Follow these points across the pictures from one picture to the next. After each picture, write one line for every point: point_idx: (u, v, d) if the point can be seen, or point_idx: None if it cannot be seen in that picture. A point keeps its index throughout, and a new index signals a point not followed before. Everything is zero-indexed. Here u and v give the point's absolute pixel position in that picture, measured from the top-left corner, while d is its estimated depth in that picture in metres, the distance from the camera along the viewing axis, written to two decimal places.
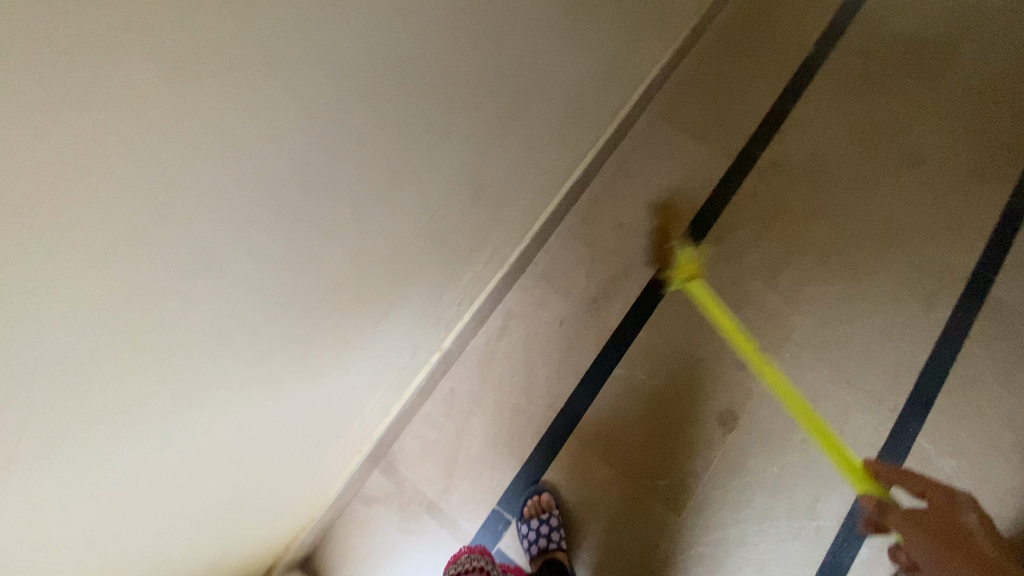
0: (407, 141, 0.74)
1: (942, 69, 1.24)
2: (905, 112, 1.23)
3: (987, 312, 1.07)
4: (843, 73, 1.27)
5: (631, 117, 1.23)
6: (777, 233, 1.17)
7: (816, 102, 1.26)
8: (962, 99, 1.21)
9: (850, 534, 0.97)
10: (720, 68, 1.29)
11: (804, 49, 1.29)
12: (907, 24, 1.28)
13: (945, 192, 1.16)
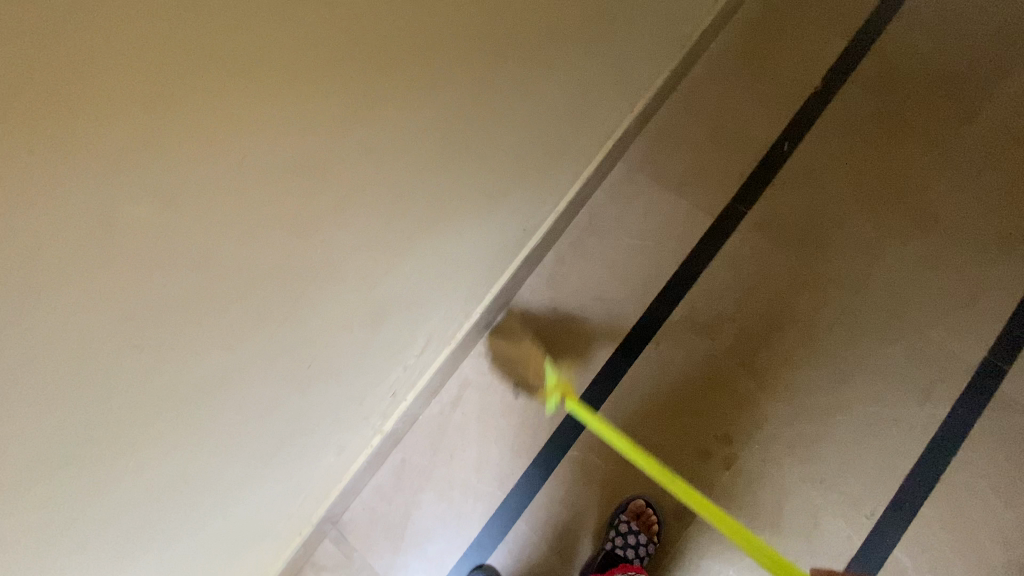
0: (316, 261, 0.67)
1: (968, 109, 1.08)
2: (927, 159, 1.07)
3: (992, 412, 0.95)
4: (848, 110, 1.12)
5: (605, 167, 1.11)
6: (760, 306, 1.06)
7: (822, 146, 1.11)
8: (994, 148, 1.05)
9: None
10: (709, 108, 1.15)
11: (807, 84, 1.14)
12: (938, 57, 1.11)
13: (965, 262, 1.02)
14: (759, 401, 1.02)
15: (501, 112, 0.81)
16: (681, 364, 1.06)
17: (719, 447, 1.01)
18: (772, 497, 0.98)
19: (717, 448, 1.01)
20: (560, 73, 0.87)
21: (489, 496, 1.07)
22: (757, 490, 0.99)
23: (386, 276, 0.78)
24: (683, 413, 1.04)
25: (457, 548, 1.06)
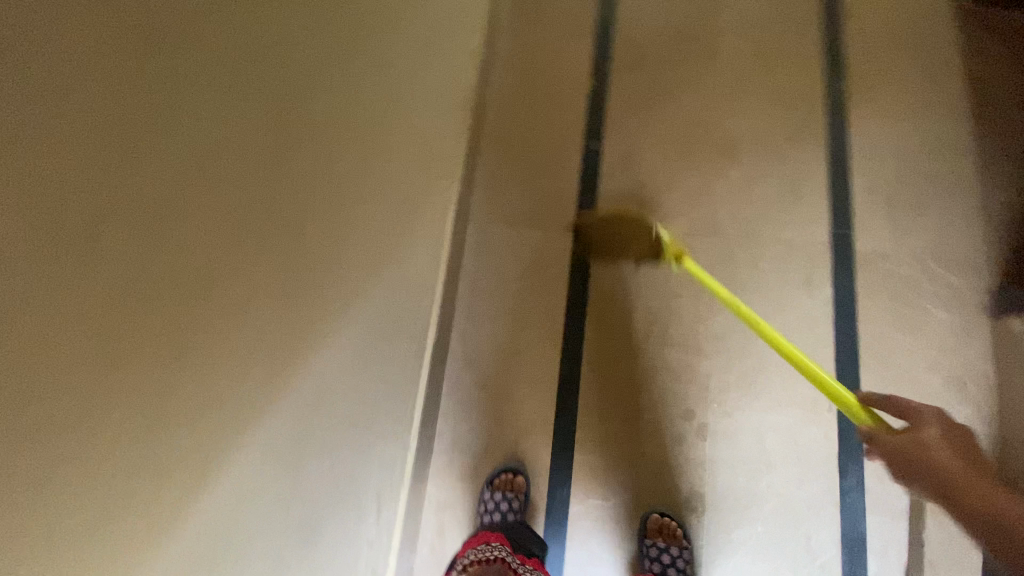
0: (214, 536, 0.58)
1: (710, 47, 1.25)
2: (704, 99, 1.22)
3: (859, 272, 1.10)
4: (625, 89, 1.24)
5: (457, 236, 1.13)
6: (651, 283, 1.12)
7: (622, 127, 1.22)
8: (745, 68, 1.23)
9: (853, 556, 0.99)
10: (516, 142, 1.23)
11: (582, 85, 1.25)
12: (666, 18, 1.28)
13: (776, 165, 1.16)
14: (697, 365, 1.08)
15: (329, 249, 0.77)
16: (618, 371, 1.09)
17: (689, 425, 1.06)
18: (754, 442, 1.04)
19: (688, 427, 1.06)
20: (370, 181, 0.86)
21: None
22: (738, 444, 1.04)
23: (298, 477, 0.72)
24: (645, 413, 1.07)
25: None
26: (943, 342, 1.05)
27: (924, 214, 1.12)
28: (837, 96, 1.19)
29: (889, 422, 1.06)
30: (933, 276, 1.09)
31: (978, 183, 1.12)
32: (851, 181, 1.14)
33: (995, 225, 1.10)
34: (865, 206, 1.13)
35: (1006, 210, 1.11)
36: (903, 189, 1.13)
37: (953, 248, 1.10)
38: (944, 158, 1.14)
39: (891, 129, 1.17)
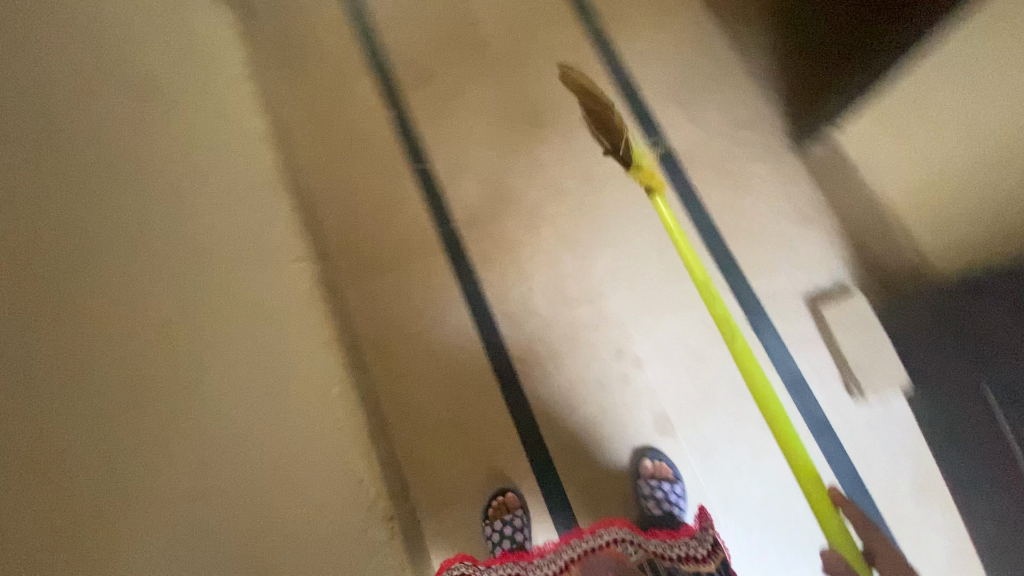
0: None
1: (477, 44, 1.35)
2: (494, 89, 1.32)
3: (686, 166, 1.23)
4: (425, 112, 1.32)
5: (341, 311, 1.15)
6: (530, 263, 1.20)
7: (438, 145, 1.29)
8: (513, 48, 1.34)
9: (800, 393, 1.10)
10: (351, 201, 1.25)
11: (385, 126, 1.31)
12: (429, 38, 1.37)
13: (582, 114, 1.28)
14: (605, 309, 1.17)
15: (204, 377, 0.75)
16: (543, 350, 1.15)
17: (623, 362, 1.14)
18: (679, 347, 1.14)
19: (623, 364, 1.14)
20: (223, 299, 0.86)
21: None
22: (668, 355, 1.14)
23: None
24: (586, 373, 1.14)
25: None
26: (776, 186, 1.21)
27: (710, 96, 1.28)
28: (598, 35, 1.34)
29: (779, 271, 1.15)
30: (742, 140, 1.24)
31: (736, 52, 1.31)
32: (643, 97, 1.28)
33: (765, 77, 1.28)
34: (663, 111, 1.27)
35: (766, 60, 1.29)
36: (685, 84, 1.29)
37: (745, 111, 1.26)
38: (702, 45, 1.32)
39: (652, 42, 1.33)
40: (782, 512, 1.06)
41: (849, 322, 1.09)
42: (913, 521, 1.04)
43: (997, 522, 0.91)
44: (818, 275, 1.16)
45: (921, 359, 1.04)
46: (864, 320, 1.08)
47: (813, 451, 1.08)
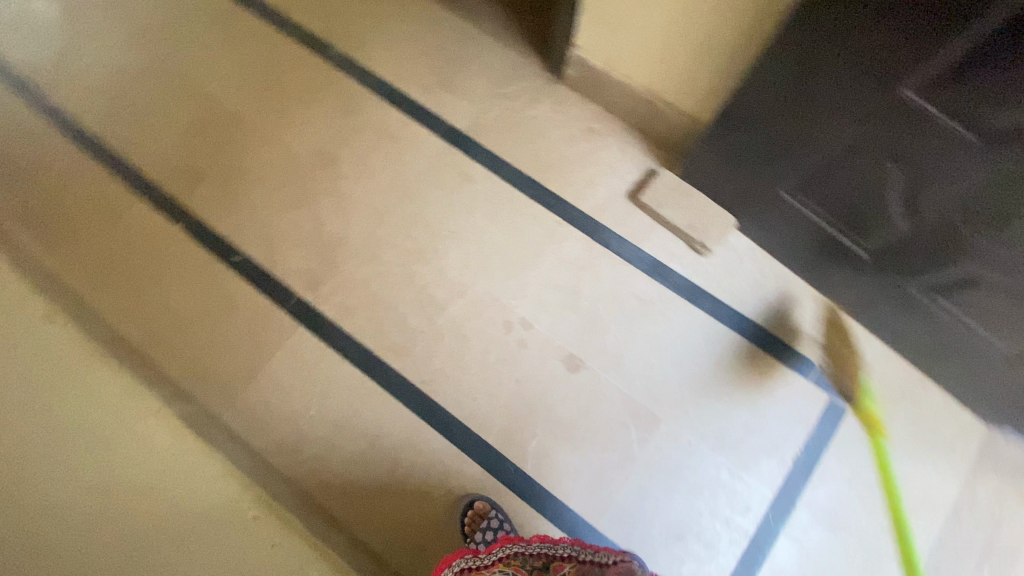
0: None
1: (236, 125, 1.33)
2: (273, 155, 1.30)
3: (478, 136, 1.30)
4: (216, 207, 1.27)
5: (230, 434, 1.09)
6: (386, 287, 1.19)
7: (244, 230, 1.24)
8: (272, 112, 1.34)
9: (663, 275, 1.22)
10: (182, 326, 1.16)
11: (180, 238, 1.24)
12: (185, 139, 1.32)
13: (363, 137, 1.30)
14: (474, 293, 1.20)
15: None
16: (440, 359, 1.16)
17: (514, 329, 1.18)
18: (552, 290, 1.21)
19: (515, 330, 1.18)
20: None
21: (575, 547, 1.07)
22: (547, 303, 1.20)
23: None
24: (487, 357, 1.17)
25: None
26: (557, 116, 1.31)
27: (466, 66, 1.35)
28: (344, 61, 1.37)
29: (595, 188, 1.27)
30: (512, 91, 1.33)
31: (469, 20, 1.39)
32: (412, 95, 1.33)
33: (502, 30, 1.38)
34: (434, 99, 1.32)
35: (498, 17, 1.40)
36: (440, 66, 1.35)
37: (501, 65, 1.35)
38: (438, 26, 1.39)
39: (393, 44, 1.37)
40: (702, 380, 1.15)
41: (666, 197, 1.23)
42: (801, 328, 1.16)
43: (839, 277, 1.10)
44: (627, 173, 1.27)
45: (725, 199, 1.18)
46: (676, 189, 1.23)
47: (698, 316, 1.18)
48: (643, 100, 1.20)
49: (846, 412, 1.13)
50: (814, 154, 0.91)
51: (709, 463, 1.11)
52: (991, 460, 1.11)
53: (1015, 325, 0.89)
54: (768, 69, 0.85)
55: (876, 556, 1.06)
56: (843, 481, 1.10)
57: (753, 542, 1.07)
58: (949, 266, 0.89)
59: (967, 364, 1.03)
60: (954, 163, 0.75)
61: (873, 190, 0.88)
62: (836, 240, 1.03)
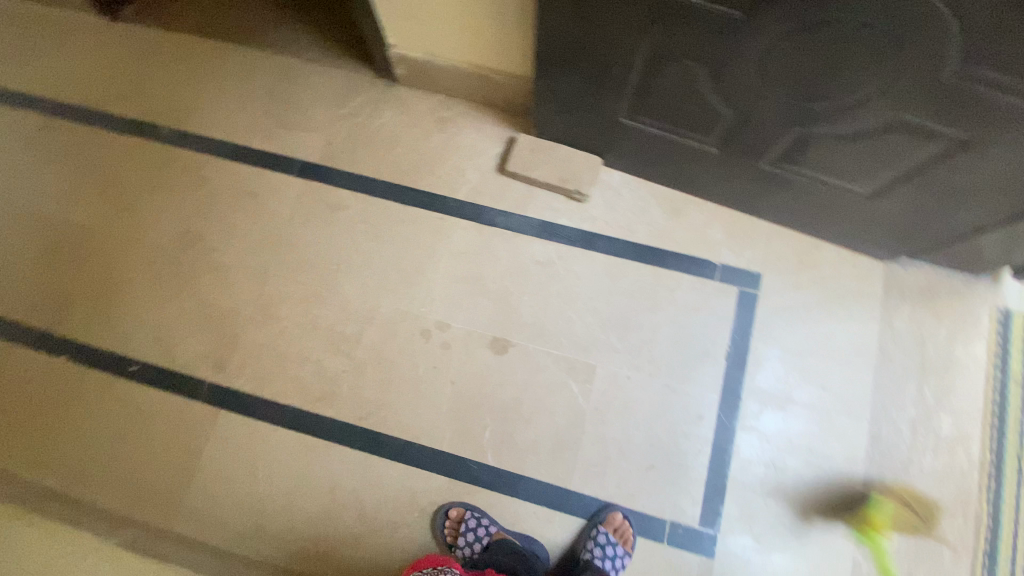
0: None
1: (88, 237, 1.27)
2: (137, 254, 1.25)
3: (334, 163, 1.27)
4: (97, 326, 1.21)
5: (191, 539, 1.07)
6: (293, 341, 1.17)
7: (134, 338, 1.20)
8: (120, 212, 1.28)
9: (554, 232, 1.24)
10: (107, 455, 1.13)
11: (73, 371, 1.18)
12: (39, 271, 1.25)
13: (222, 205, 1.27)
14: (381, 314, 1.18)
15: None
16: (369, 389, 1.14)
17: (430, 333, 1.17)
18: (454, 283, 1.20)
19: (431, 334, 1.17)
20: None
21: (559, 514, 1.08)
22: (454, 296, 1.19)
23: None
24: (414, 370, 1.14)
25: (618, 554, 1.03)
26: (403, 118, 1.30)
27: (299, 99, 1.32)
28: (176, 136, 1.32)
29: (463, 172, 1.26)
30: (352, 108, 1.31)
31: (286, 53, 1.36)
32: (257, 147, 1.30)
33: (322, 51, 1.35)
34: (280, 142, 1.30)
35: (314, 41, 1.37)
36: (274, 109, 1.32)
37: (332, 86, 1.32)
38: (257, 69, 1.35)
39: (220, 103, 1.34)
40: (622, 313, 1.19)
41: (531, 159, 1.25)
42: (694, 233, 1.22)
43: (706, 175, 1.13)
44: (489, 148, 1.27)
45: (583, 140, 1.20)
46: (538, 148, 1.25)
47: (598, 258, 1.22)
48: (474, 74, 1.20)
49: (759, 294, 1.17)
50: (626, 75, 0.93)
51: (653, 389, 1.14)
52: (898, 291, 1.16)
53: (858, 164, 0.93)
54: (548, 15, 0.87)
55: (829, 413, 1.12)
56: (778, 356, 1.14)
57: (716, 445, 1.11)
58: (781, 134, 0.93)
59: (838, 214, 1.08)
60: (734, 43, 0.78)
61: (688, 90, 0.91)
62: (685, 144, 1.06)
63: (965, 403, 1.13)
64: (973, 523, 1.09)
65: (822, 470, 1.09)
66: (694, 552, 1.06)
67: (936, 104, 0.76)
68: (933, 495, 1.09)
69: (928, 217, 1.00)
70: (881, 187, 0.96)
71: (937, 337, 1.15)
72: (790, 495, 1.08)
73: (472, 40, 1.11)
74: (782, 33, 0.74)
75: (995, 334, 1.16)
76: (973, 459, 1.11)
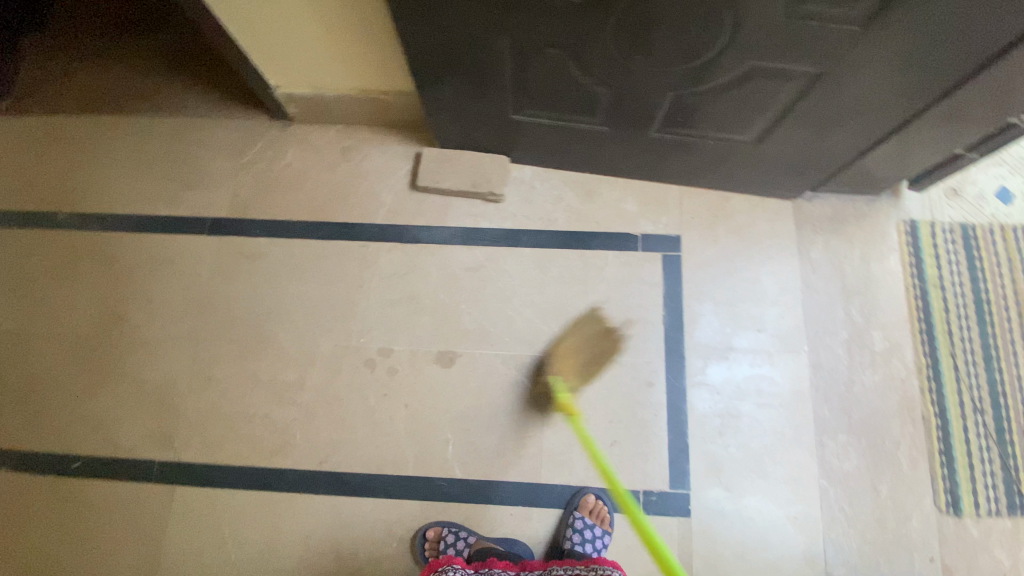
0: None
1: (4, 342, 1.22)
2: (61, 348, 1.21)
3: (245, 214, 1.26)
4: (31, 431, 1.16)
5: None
6: (239, 400, 1.15)
7: (73, 434, 1.16)
8: (34, 309, 1.24)
9: (477, 237, 1.25)
10: (67, 559, 1.09)
11: (15, 481, 1.14)
12: None
13: (140, 280, 1.24)
14: (322, 354, 1.17)
15: None
16: (324, 431, 1.13)
17: (375, 362, 1.16)
18: (389, 307, 1.19)
19: (376, 362, 1.16)
20: None
21: (535, 510, 1.09)
22: (391, 321, 1.19)
23: None
24: (366, 402, 1.14)
25: (597, 534, 1.05)
26: (306, 155, 1.29)
27: (197, 157, 1.30)
28: (77, 220, 1.28)
29: (376, 197, 1.26)
30: (252, 156, 1.29)
31: (174, 114, 1.33)
32: (164, 214, 1.27)
33: (211, 105, 1.33)
34: (186, 205, 1.28)
35: (196, 94, 1.33)
36: (173, 172, 1.30)
37: (228, 138, 1.31)
38: (149, 136, 1.32)
39: (116, 177, 1.30)
40: (560, 301, 1.21)
41: (440, 170, 1.25)
42: (610, 211, 1.25)
43: (607, 151, 1.16)
44: (398, 168, 1.28)
45: (483, 142, 1.22)
46: (445, 159, 1.26)
47: (526, 253, 1.24)
48: (364, 99, 1.20)
49: (682, 255, 1.22)
50: (499, 73, 0.95)
51: (601, 368, 1.16)
52: (809, 224, 1.22)
53: (735, 115, 0.97)
54: (406, 30, 0.88)
55: (769, 352, 1.16)
56: (709, 309, 1.18)
57: (672, 408, 1.13)
58: (658, 101, 0.96)
59: (734, 164, 1.13)
60: (581, 26, 0.80)
61: (559, 75, 0.93)
62: (577, 125, 1.09)
63: (891, 315, 1.19)
64: (924, 426, 1.14)
65: (775, 408, 1.13)
66: (672, 514, 1.08)
67: (783, 50, 0.79)
68: (880, 408, 1.14)
69: (814, 149, 1.04)
70: (763, 131, 1.00)
71: (853, 260, 1.21)
72: (751, 439, 1.12)
73: (353, 68, 1.12)
74: (620, 10, 0.76)
75: (905, 245, 1.23)
76: (910, 366, 1.17)
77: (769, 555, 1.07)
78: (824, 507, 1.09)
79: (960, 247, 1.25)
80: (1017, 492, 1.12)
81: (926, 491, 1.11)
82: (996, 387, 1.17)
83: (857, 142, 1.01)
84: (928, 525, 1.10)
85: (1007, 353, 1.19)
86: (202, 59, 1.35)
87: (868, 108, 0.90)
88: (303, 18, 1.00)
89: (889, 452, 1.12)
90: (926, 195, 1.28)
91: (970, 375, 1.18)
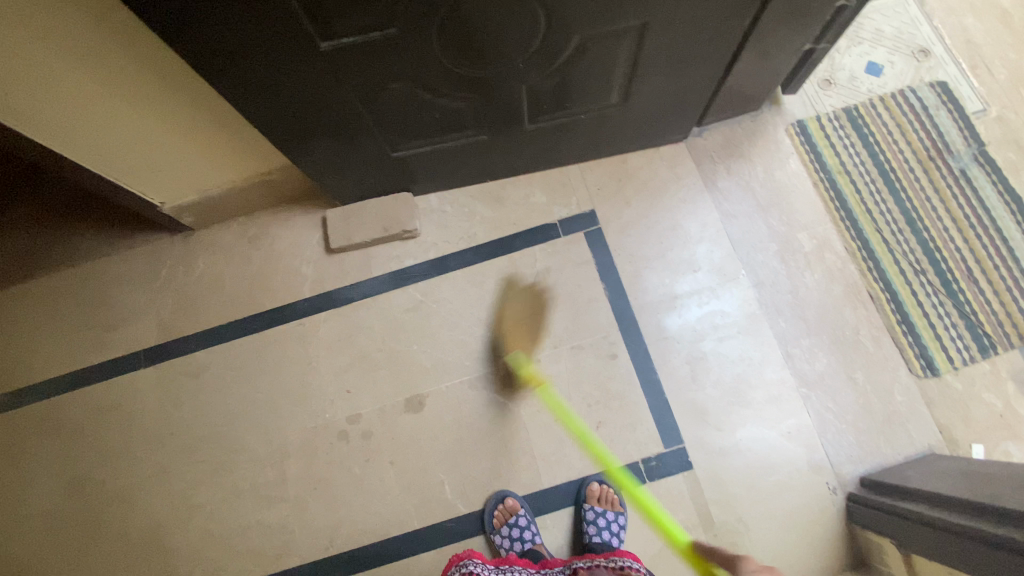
0: None
1: None
2: (29, 533, 1.15)
3: (177, 334, 1.24)
4: None
5: None
6: (229, 516, 1.13)
7: None
8: None
9: (408, 276, 1.25)
10: None
11: None
12: None
13: (92, 435, 1.20)
14: (294, 442, 1.15)
15: None
16: (322, 515, 1.11)
17: (349, 430, 1.15)
18: (344, 373, 1.19)
19: (349, 430, 1.15)
20: None
21: (549, 515, 1.09)
22: (351, 386, 1.18)
23: None
24: (352, 473, 1.13)
25: (612, 519, 1.04)
26: (219, 257, 1.28)
27: (111, 296, 1.28)
28: (4, 399, 1.23)
29: (299, 272, 1.26)
30: (166, 276, 1.28)
31: (74, 262, 1.30)
32: (95, 362, 1.24)
33: (109, 242, 1.31)
34: (114, 345, 1.25)
35: (89, 236, 1.31)
36: (91, 318, 1.27)
37: (136, 267, 1.29)
38: (55, 292, 1.29)
39: (32, 343, 1.26)
40: (505, 308, 1.21)
41: (350, 226, 1.25)
42: (522, 209, 1.27)
43: (497, 155, 1.19)
44: (310, 238, 1.28)
45: (380, 187, 1.22)
46: (350, 214, 1.26)
47: (458, 275, 1.24)
48: (253, 185, 1.20)
49: (602, 226, 1.24)
50: (359, 121, 0.97)
51: (564, 358, 1.17)
52: (707, 157, 1.28)
53: (593, 83, 1.00)
54: (254, 113, 0.89)
55: (710, 288, 1.19)
56: (643, 268, 1.21)
57: (642, 372, 1.15)
58: (517, 96, 0.98)
59: (615, 127, 1.16)
60: (409, 54, 0.82)
61: (415, 104, 0.95)
62: (457, 143, 1.11)
63: (809, 214, 1.23)
64: (875, 305, 1.17)
65: (736, 337, 1.16)
66: (676, 471, 1.09)
67: (601, 15, 0.82)
68: (829, 301, 1.17)
69: (679, 90, 1.08)
70: (625, 89, 1.04)
71: (757, 176, 1.26)
72: (723, 374, 1.14)
73: (228, 161, 1.13)
74: (437, 28, 0.78)
75: (799, 147, 1.28)
76: (842, 254, 1.21)
77: (778, 477, 1.08)
78: (812, 413, 1.11)
79: (850, 130, 1.30)
80: (982, 334, 1.15)
81: (899, 363, 1.14)
82: (928, 244, 1.21)
83: (714, 71, 1.05)
84: (911, 394, 1.12)
85: (927, 211, 1.24)
86: (85, 201, 1.34)
87: (706, 38, 0.95)
88: (160, 133, 1.01)
89: (853, 340, 1.15)
90: (802, 94, 1.34)
91: (900, 242, 1.22)
